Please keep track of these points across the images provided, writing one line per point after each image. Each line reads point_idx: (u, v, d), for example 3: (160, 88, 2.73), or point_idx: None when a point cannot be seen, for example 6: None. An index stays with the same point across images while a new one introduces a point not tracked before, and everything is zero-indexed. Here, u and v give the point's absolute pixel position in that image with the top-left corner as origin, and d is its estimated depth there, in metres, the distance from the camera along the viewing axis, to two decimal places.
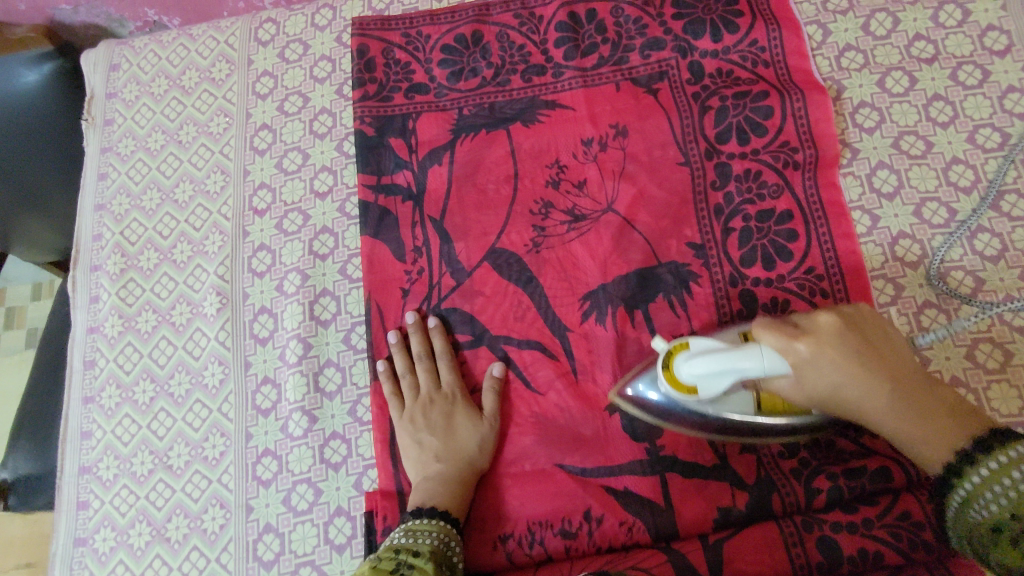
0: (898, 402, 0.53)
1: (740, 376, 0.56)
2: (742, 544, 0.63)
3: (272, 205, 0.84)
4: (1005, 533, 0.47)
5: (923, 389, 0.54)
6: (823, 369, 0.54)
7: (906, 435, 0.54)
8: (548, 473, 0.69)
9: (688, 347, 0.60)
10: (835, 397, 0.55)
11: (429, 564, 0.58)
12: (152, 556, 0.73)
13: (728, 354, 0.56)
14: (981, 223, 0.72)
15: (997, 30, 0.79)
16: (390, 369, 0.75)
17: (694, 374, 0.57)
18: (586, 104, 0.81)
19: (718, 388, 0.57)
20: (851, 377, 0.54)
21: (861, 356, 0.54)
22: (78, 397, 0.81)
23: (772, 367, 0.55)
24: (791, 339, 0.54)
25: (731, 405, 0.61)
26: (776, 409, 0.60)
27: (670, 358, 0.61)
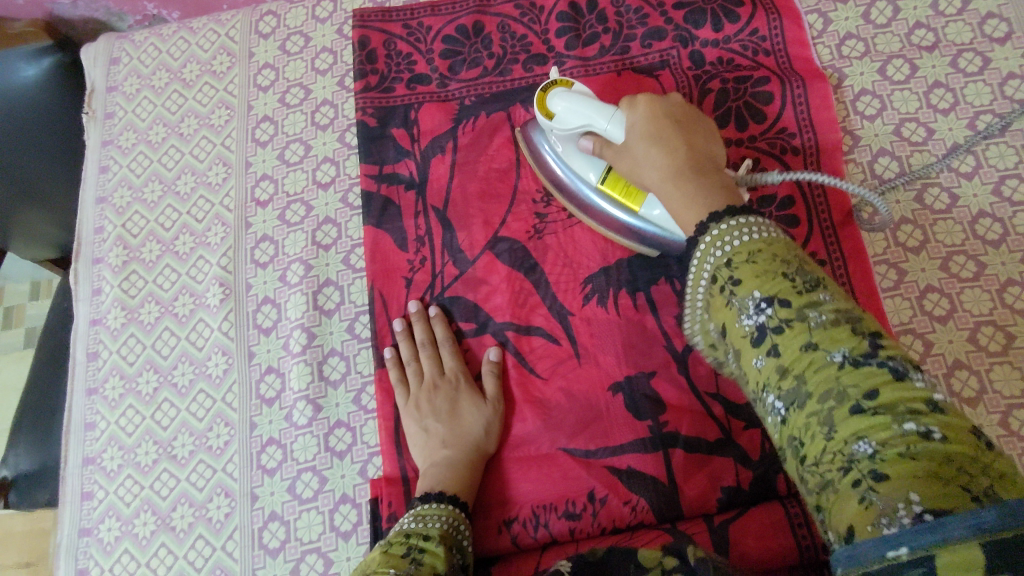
0: (683, 165, 0.56)
1: (591, 125, 0.64)
2: (747, 527, 0.63)
3: (274, 196, 0.84)
4: (725, 281, 0.47)
5: (709, 168, 0.56)
6: (638, 130, 0.60)
7: (671, 198, 0.56)
8: (552, 457, 0.69)
9: (569, 84, 0.67)
10: (637, 158, 0.60)
11: (438, 548, 0.57)
12: (157, 545, 0.73)
13: (593, 102, 0.64)
14: (982, 208, 0.73)
15: (996, 18, 0.79)
16: (397, 356, 0.75)
17: (559, 108, 0.67)
18: (588, 92, 0.82)
19: (576, 123, 0.65)
20: (653, 141, 0.58)
21: (676, 128, 0.59)
22: (81, 388, 0.81)
23: (613, 128, 0.62)
24: (635, 101, 0.61)
25: (585, 163, 0.70)
26: (614, 190, 0.69)
27: (548, 89, 0.68)
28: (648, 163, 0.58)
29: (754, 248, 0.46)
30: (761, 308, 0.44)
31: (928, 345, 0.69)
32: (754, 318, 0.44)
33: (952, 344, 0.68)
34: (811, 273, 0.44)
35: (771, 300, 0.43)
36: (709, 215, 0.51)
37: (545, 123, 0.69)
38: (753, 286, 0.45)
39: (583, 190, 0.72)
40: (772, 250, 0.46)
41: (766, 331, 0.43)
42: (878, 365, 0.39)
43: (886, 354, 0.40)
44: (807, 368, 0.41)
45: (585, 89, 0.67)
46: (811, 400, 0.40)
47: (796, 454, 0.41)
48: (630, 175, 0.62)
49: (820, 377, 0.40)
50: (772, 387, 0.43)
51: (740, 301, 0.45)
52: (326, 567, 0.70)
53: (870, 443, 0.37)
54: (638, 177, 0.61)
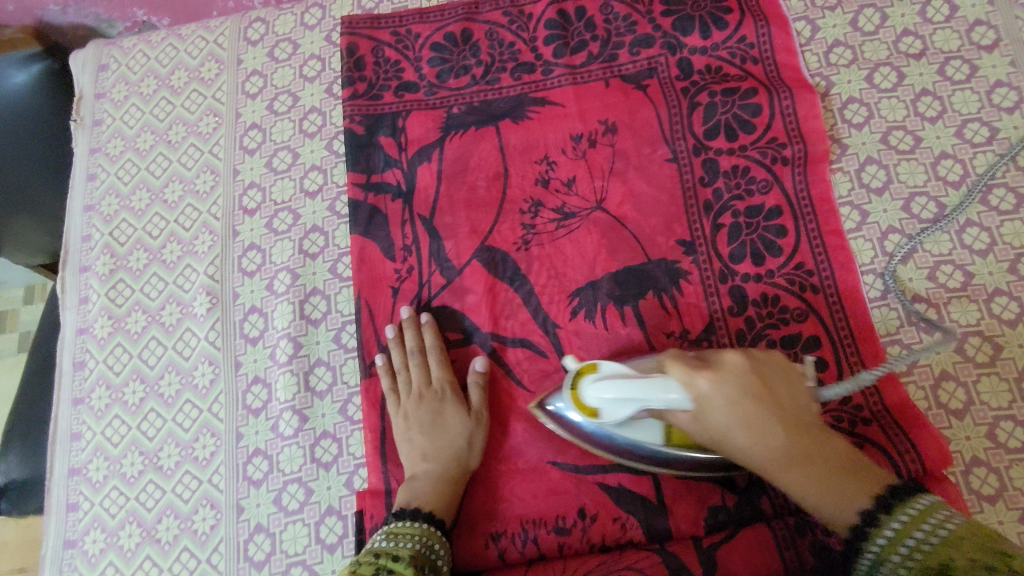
0: (790, 446, 0.55)
1: (644, 407, 0.55)
2: (734, 547, 0.63)
3: (262, 204, 0.84)
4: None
5: (815, 437, 0.55)
6: (722, 403, 0.55)
7: (796, 485, 0.55)
8: (543, 471, 0.69)
9: (600, 368, 0.59)
10: (721, 436, 0.56)
11: (406, 569, 0.56)
12: (142, 557, 0.73)
13: (636, 384, 0.55)
14: (969, 218, 0.72)
15: (984, 25, 0.79)
16: (388, 364, 0.75)
17: (599, 401, 0.57)
18: (576, 101, 0.81)
19: (630, 409, 0.56)
20: (742, 408, 0.55)
21: (762, 402, 0.55)
22: (68, 398, 0.81)
23: (675, 403, 0.54)
24: (693, 374, 0.55)
25: (640, 434, 0.61)
26: (684, 445, 0.60)
27: (578, 380, 0.60)
28: (739, 446, 0.56)
29: (940, 546, 0.46)
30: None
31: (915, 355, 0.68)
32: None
33: (939, 355, 0.68)
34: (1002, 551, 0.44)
35: None
36: (861, 516, 0.51)
37: (585, 418, 0.60)
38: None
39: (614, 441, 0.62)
40: (960, 540, 0.46)
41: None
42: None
43: None
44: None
45: (616, 368, 0.58)
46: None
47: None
48: (716, 441, 0.57)
49: None
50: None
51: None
52: None
53: None
54: (727, 441, 0.56)
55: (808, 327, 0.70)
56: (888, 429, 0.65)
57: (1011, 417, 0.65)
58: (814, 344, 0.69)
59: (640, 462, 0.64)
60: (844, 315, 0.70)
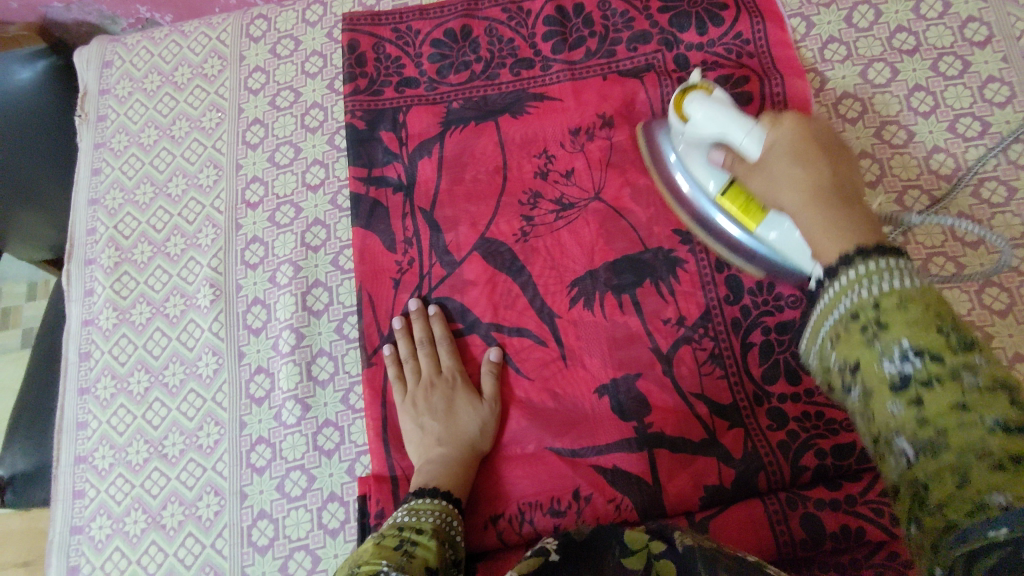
0: (832, 190, 0.52)
1: (727, 135, 0.61)
2: (727, 522, 0.65)
3: (264, 198, 0.85)
4: (867, 325, 0.42)
5: (850, 198, 0.52)
6: (784, 146, 0.56)
7: (807, 228, 0.52)
8: (540, 456, 0.70)
9: (709, 90, 0.65)
10: (771, 184, 0.57)
11: (431, 542, 0.59)
12: (147, 543, 0.74)
13: (732, 112, 0.61)
14: (962, 210, 0.74)
15: (977, 22, 0.80)
16: (396, 354, 0.76)
17: (694, 112, 0.64)
18: (574, 95, 0.83)
19: (711, 133, 0.63)
20: (798, 159, 0.55)
21: (825, 155, 0.55)
22: (73, 388, 0.82)
23: (749, 142, 0.59)
24: (779, 120, 0.58)
25: (711, 174, 0.68)
26: (735, 205, 0.67)
27: (689, 91, 0.67)
28: (786, 200, 0.55)
29: (907, 295, 0.41)
30: (906, 357, 0.39)
31: None
32: (897, 367, 0.40)
33: None
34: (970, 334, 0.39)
35: (921, 351, 0.39)
36: (844, 256, 0.45)
37: (680, 125, 0.69)
38: (901, 330, 0.40)
39: (684, 178, 0.72)
40: (925, 301, 0.40)
41: (911, 382, 0.39)
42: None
43: None
44: (942, 449, 0.37)
45: (725, 97, 0.64)
46: (948, 454, 0.37)
47: (916, 501, 0.38)
48: (761, 194, 0.59)
49: (965, 438, 0.36)
50: (903, 436, 0.39)
51: (883, 344, 0.40)
52: (315, 564, 0.71)
53: (1008, 497, 0.34)
54: (771, 198, 0.57)
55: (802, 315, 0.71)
56: None
57: None
58: None
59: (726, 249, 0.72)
60: None
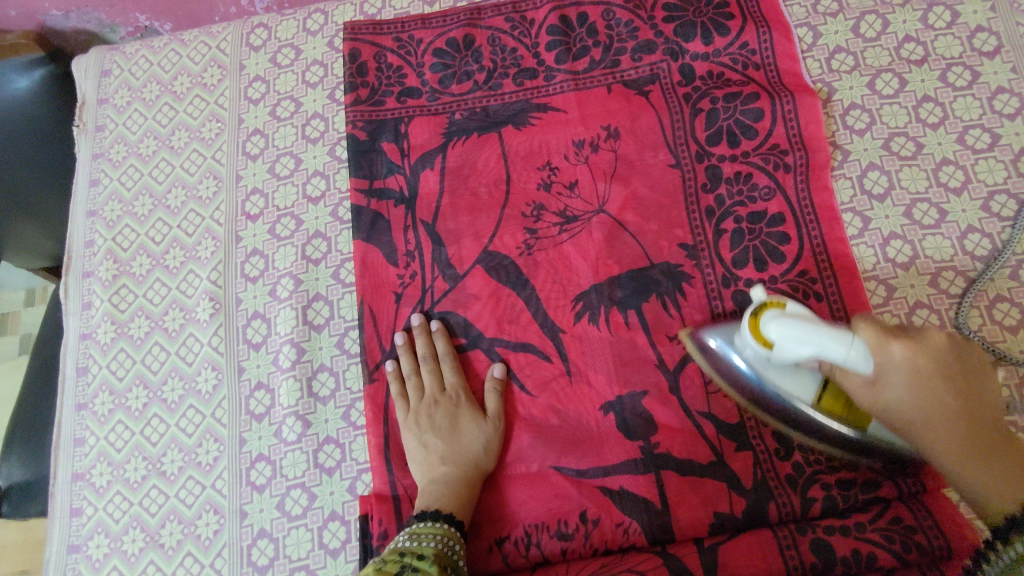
0: (960, 432, 0.52)
1: (822, 355, 0.53)
2: (738, 547, 0.63)
3: (264, 210, 0.84)
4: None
5: (1000, 444, 0.52)
6: (904, 377, 0.53)
7: (967, 477, 0.52)
8: (544, 475, 0.69)
9: (785, 307, 0.57)
10: (888, 409, 0.54)
11: (431, 568, 0.58)
12: (145, 562, 0.73)
13: (820, 329, 0.53)
14: (971, 224, 0.72)
15: (986, 31, 0.79)
16: (397, 370, 0.75)
17: (781, 336, 0.55)
18: (578, 106, 0.82)
19: (799, 354, 0.55)
20: (919, 391, 0.53)
21: (947, 383, 0.53)
22: (71, 403, 0.81)
23: (854, 359, 0.53)
24: (885, 339, 0.53)
25: (796, 385, 0.61)
26: (831, 411, 0.60)
27: (760, 311, 0.59)
28: (910, 418, 0.54)
29: None
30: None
31: None
32: None
33: None
34: None
35: None
36: None
37: (758, 350, 0.59)
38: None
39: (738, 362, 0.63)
40: None
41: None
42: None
43: None
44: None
45: (803, 310, 0.57)
46: None
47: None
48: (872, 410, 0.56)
49: None
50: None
51: None
52: None
53: None
54: (894, 418, 0.55)
55: None
56: None
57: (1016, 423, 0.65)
58: None
59: (808, 436, 0.64)
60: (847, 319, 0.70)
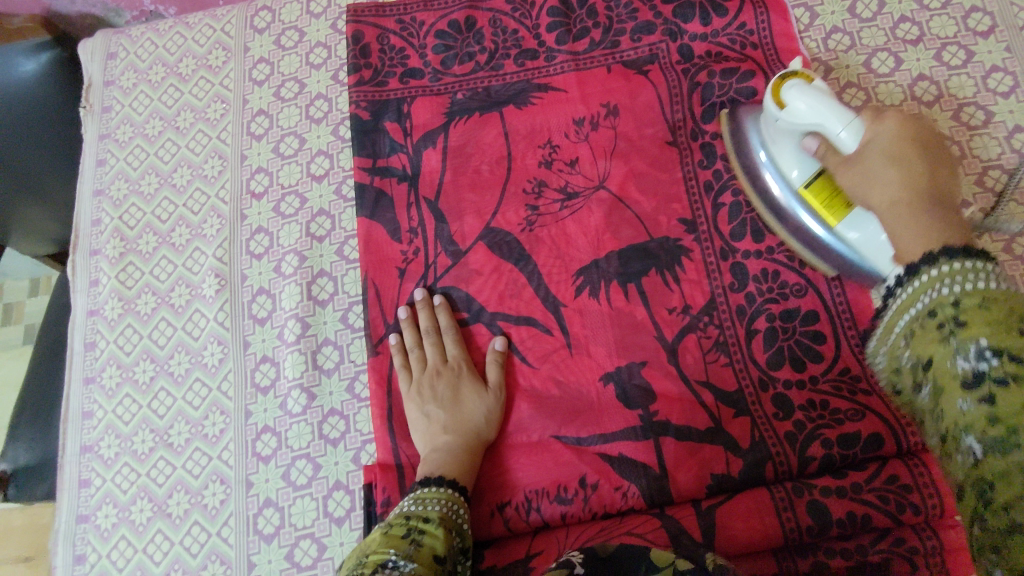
0: (918, 194, 0.56)
1: (824, 124, 0.61)
2: (734, 510, 0.64)
3: (269, 188, 0.86)
4: (946, 325, 0.46)
5: (948, 205, 0.55)
6: (884, 143, 0.58)
7: (897, 228, 0.56)
8: (545, 444, 0.71)
9: (810, 79, 0.64)
10: (860, 176, 0.59)
11: (437, 530, 0.59)
12: (153, 531, 0.74)
13: (831, 103, 0.61)
14: (965, 199, 0.74)
15: (980, 12, 0.81)
16: (400, 342, 0.76)
17: (796, 99, 0.63)
18: (578, 86, 0.83)
19: (811, 117, 0.62)
20: (892, 161, 0.57)
21: (917, 155, 0.57)
22: (79, 378, 0.82)
23: (847, 134, 0.60)
24: (880, 115, 0.59)
25: (798, 166, 0.67)
26: (816, 198, 0.66)
27: (785, 79, 0.66)
28: (869, 189, 0.58)
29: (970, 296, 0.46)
30: (984, 357, 0.43)
31: None
32: (971, 364, 0.43)
33: None
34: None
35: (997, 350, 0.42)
36: (941, 249, 0.50)
37: (772, 112, 0.66)
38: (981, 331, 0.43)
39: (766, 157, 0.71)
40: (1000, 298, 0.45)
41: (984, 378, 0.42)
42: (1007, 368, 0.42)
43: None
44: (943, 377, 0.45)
45: (825, 87, 0.63)
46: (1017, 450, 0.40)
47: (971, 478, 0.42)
48: (851, 189, 0.60)
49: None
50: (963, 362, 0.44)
51: (959, 343, 0.45)
52: (320, 553, 0.71)
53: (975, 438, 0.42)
54: (858, 189, 0.60)
55: (807, 303, 0.72)
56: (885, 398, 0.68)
57: None
58: (812, 317, 0.71)
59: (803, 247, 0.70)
60: (844, 292, 0.72)
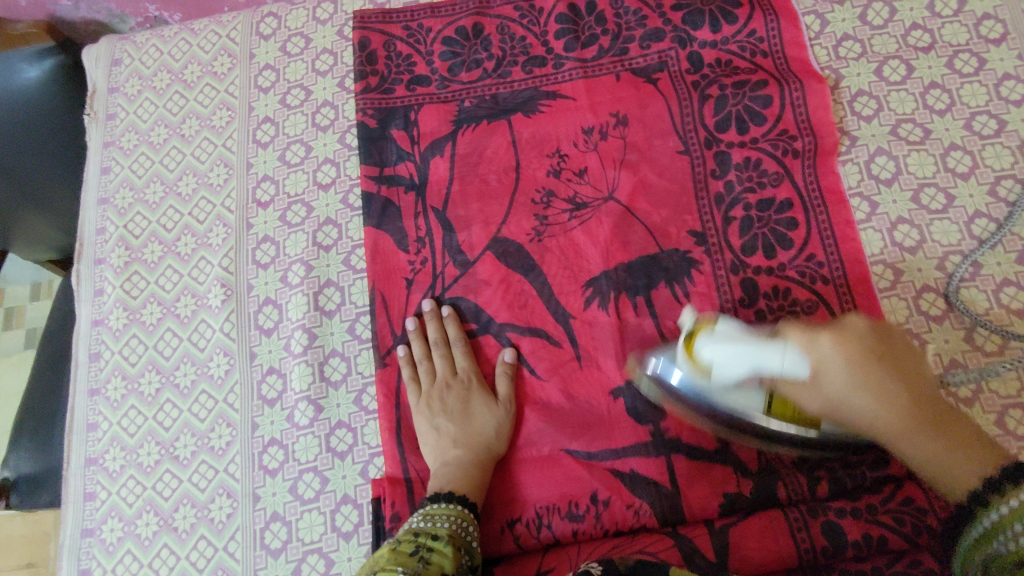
0: (914, 416, 0.54)
1: (759, 368, 0.57)
2: (749, 530, 0.64)
3: (275, 197, 0.85)
4: (1007, 570, 0.43)
5: (939, 414, 0.54)
6: (841, 369, 0.54)
7: (923, 458, 0.54)
8: (555, 458, 0.70)
9: (715, 327, 0.61)
10: (837, 407, 0.55)
11: (446, 548, 0.58)
12: (159, 546, 0.74)
13: (752, 345, 0.57)
14: (978, 209, 0.73)
15: (992, 19, 0.80)
16: (409, 355, 0.75)
17: (715, 357, 0.59)
18: (587, 94, 0.82)
19: (737, 372, 0.58)
20: (863, 388, 0.54)
21: (883, 367, 0.54)
22: (83, 389, 0.81)
23: (792, 366, 0.55)
24: (813, 335, 0.55)
25: (743, 401, 0.61)
26: (784, 416, 0.61)
27: (693, 334, 0.63)
28: (858, 413, 0.55)
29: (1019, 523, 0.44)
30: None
31: (925, 345, 0.69)
32: None
33: (949, 343, 0.69)
34: None
35: None
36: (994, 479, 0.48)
37: (692, 373, 0.62)
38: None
39: (692, 393, 0.64)
40: None
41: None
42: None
43: None
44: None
45: (730, 327, 0.60)
46: None
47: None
48: (833, 414, 0.56)
49: None
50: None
51: None
52: (328, 568, 0.70)
53: None
54: (849, 418, 0.56)
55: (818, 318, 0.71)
56: None
57: (1019, 405, 0.66)
58: None
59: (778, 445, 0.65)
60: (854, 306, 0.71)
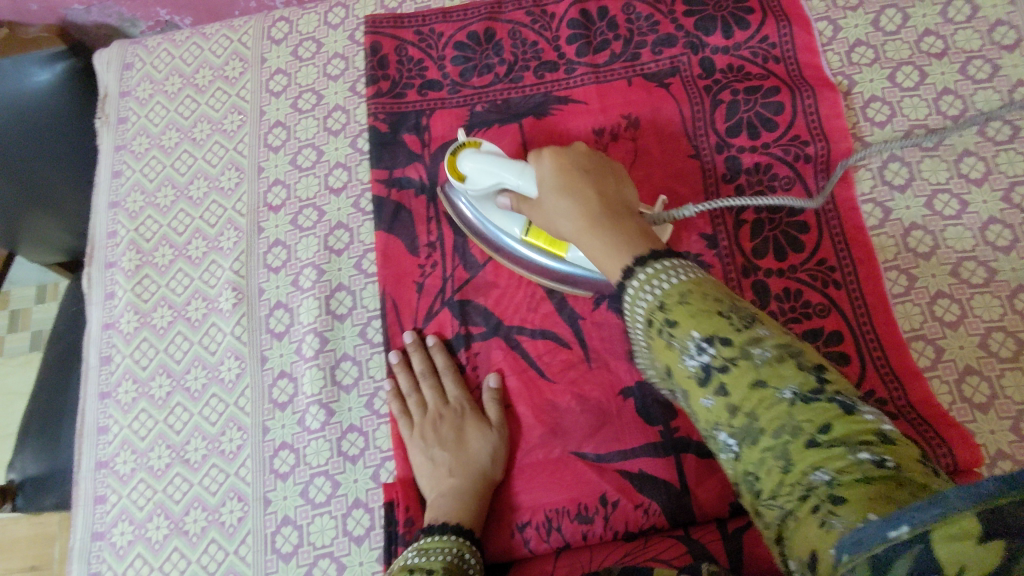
0: (595, 220, 0.56)
1: (503, 183, 0.65)
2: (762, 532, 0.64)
3: (286, 201, 0.85)
4: (660, 324, 0.47)
5: (623, 216, 0.56)
6: (549, 182, 0.61)
7: (591, 247, 0.55)
8: (564, 462, 0.70)
9: (479, 145, 0.69)
10: (552, 211, 0.60)
11: None
12: (170, 549, 0.73)
13: (499, 162, 0.65)
14: (993, 215, 0.73)
15: (1005, 25, 0.80)
16: (397, 388, 0.75)
17: (471, 169, 0.67)
18: (599, 98, 0.82)
19: (489, 182, 0.66)
20: (568, 195, 0.58)
21: (587, 184, 0.59)
22: (94, 392, 0.81)
23: (524, 184, 0.63)
24: (540, 159, 0.62)
25: (507, 220, 0.72)
26: (538, 241, 0.71)
27: (458, 151, 0.70)
28: (564, 222, 0.58)
29: (688, 290, 0.46)
30: (700, 350, 0.44)
31: (940, 350, 0.69)
32: (696, 360, 0.45)
33: (963, 350, 0.69)
34: (745, 311, 0.45)
35: (710, 340, 0.44)
36: (635, 257, 0.50)
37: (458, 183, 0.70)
38: (690, 326, 0.45)
39: (487, 227, 0.74)
40: (702, 292, 0.46)
41: (710, 373, 0.44)
42: (824, 398, 0.41)
43: (832, 389, 0.42)
44: (757, 406, 0.42)
45: (493, 148, 0.69)
46: (765, 437, 0.42)
47: (753, 488, 0.43)
48: (548, 220, 0.62)
49: (771, 415, 0.41)
50: (724, 427, 0.44)
51: (680, 342, 0.45)
52: (339, 573, 0.70)
53: (827, 472, 0.39)
54: (552, 221, 0.60)
55: (830, 323, 0.70)
56: (917, 428, 0.65)
57: None
58: (837, 339, 0.70)
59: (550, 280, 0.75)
60: (868, 312, 0.70)
